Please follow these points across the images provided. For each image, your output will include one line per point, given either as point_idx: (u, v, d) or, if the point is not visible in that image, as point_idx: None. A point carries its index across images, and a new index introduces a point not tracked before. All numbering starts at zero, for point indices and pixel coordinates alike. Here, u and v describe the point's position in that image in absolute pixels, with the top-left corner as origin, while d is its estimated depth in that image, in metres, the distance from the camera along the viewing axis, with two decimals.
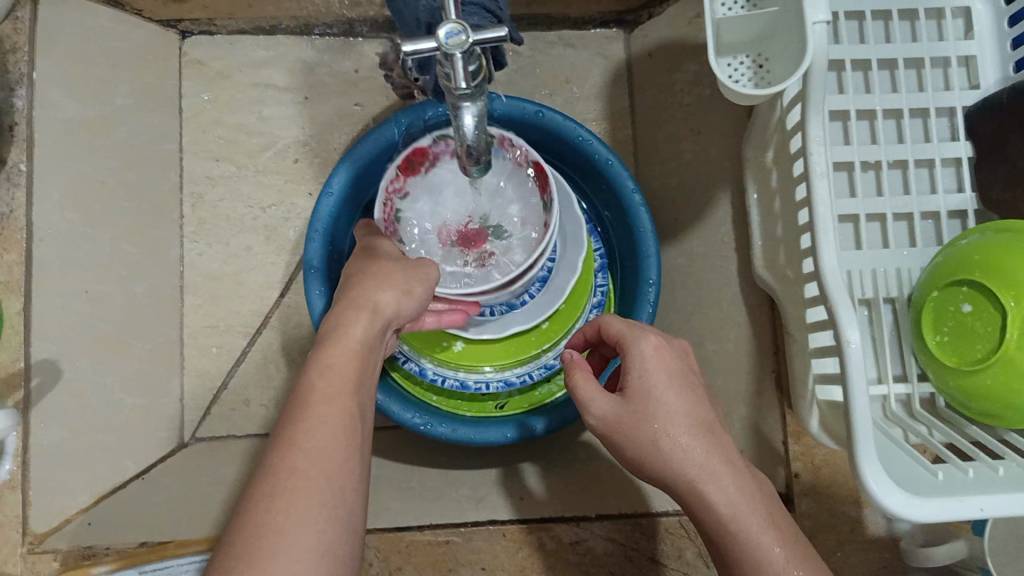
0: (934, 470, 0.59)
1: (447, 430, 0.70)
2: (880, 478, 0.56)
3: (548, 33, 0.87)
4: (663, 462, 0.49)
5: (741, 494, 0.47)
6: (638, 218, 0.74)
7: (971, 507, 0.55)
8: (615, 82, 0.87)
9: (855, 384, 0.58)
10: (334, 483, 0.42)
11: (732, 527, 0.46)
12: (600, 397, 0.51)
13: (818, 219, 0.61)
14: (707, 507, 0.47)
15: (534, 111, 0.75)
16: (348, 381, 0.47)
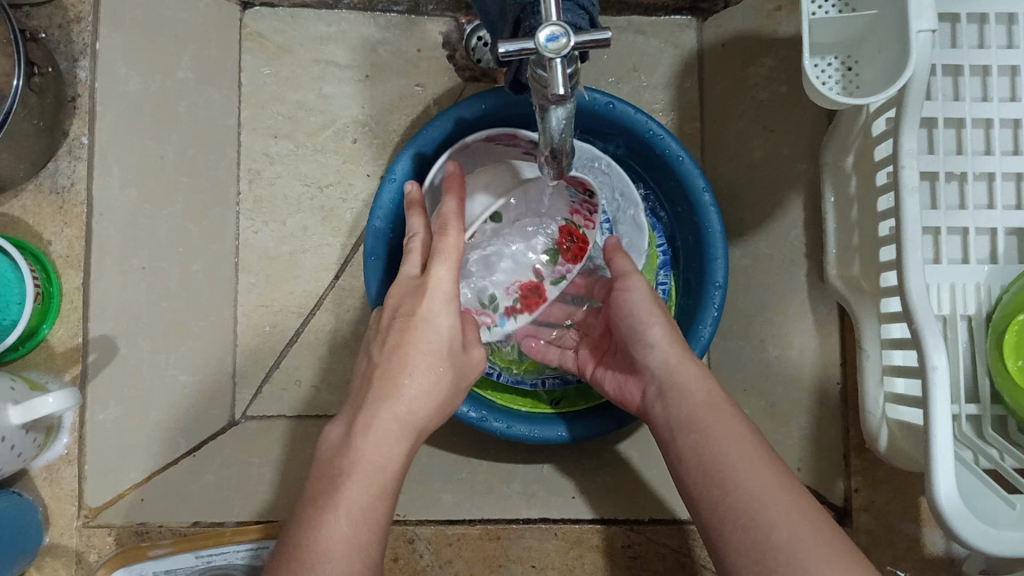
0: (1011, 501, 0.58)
1: (500, 425, 0.68)
2: (960, 509, 0.53)
3: (618, 19, 0.84)
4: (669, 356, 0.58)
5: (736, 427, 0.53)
6: (707, 219, 0.72)
7: None
8: (685, 73, 0.84)
9: (933, 411, 0.55)
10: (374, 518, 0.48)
11: (704, 408, 0.54)
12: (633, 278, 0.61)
13: (906, 235, 0.58)
14: (683, 385, 0.56)
15: (603, 103, 0.72)
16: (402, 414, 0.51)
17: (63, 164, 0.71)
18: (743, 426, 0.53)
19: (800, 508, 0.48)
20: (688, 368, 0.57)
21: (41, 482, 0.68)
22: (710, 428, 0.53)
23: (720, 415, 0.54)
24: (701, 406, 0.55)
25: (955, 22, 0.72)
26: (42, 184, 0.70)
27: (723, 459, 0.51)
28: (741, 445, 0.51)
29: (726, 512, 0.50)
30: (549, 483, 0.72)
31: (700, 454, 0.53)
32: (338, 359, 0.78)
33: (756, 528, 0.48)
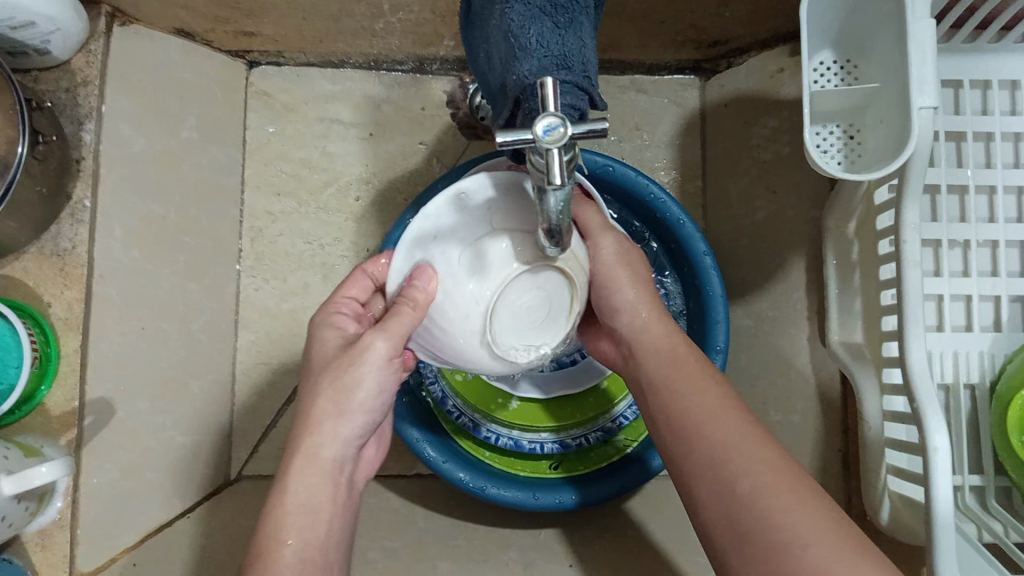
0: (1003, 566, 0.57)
1: (505, 493, 0.68)
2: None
3: (621, 77, 0.85)
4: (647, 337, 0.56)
5: (717, 411, 0.50)
6: (709, 282, 0.71)
7: None
8: (688, 132, 0.84)
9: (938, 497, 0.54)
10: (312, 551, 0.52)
11: (669, 362, 0.54)
12: (605, 238, 0.58)
13: (910, 312, 0.58)
14: (651, 344, 0.56)
15: (601, 165, 0.72)
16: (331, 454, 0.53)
17: (65, 228, 0.69)
18: (704, 379, 0.52)
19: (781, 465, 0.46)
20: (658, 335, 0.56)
21: (34, 547, 0.66)
22: (680, 382, 0.52)
23: (684, 369, 0.53)
24: (674, 372, 0.53)
25: (959, 88, 0.71)
26: (44, 247, 0.69)
27: (695, 417, 0.50)
28: (708, 399, 0.51)
29: (701, 466, 0.48)
30: (545, 549, 0.72)
31: (669, 409, 0.52)
32: None
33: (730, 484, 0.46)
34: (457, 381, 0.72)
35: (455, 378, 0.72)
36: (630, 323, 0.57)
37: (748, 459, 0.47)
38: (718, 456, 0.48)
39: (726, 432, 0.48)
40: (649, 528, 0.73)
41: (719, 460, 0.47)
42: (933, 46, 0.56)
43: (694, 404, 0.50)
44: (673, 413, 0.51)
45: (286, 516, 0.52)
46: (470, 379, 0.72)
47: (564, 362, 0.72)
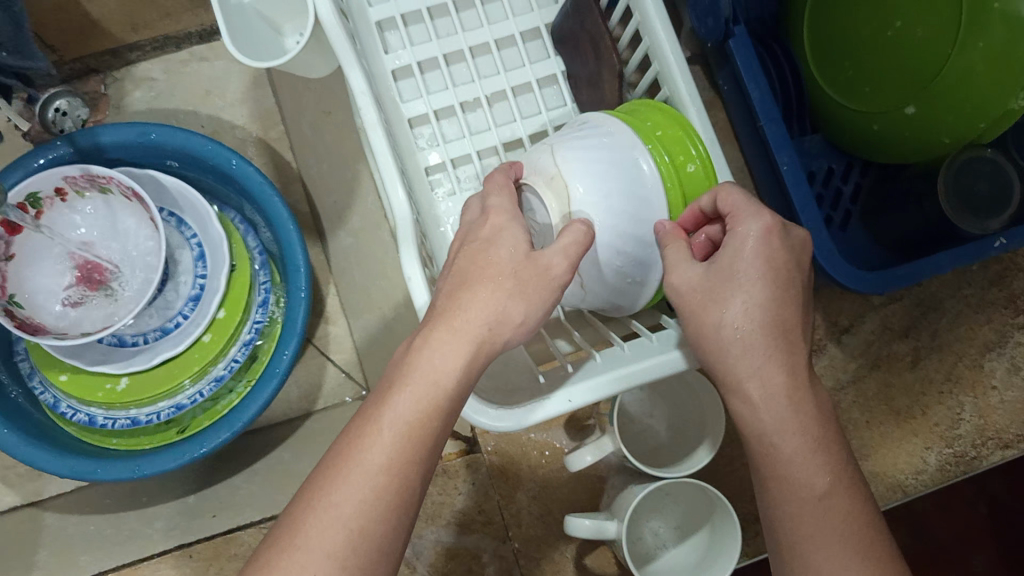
0: (570, 367, 0.56)
1: (112, 471, 0.69)
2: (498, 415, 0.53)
3: (180, 53, 0.87)
4: (761, 431, 0.48)
5: (818, 498, 0.46)
6: (275, 210, 0.74)
7: (561, 399, 0.53)
8: (256, 84, 0.87)
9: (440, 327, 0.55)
10: (392, 481, 0.42)
11: (789, 428, 0.47)
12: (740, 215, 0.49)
13: (383, 170, 0.61)
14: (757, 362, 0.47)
15: (134, 137, 0.75)
16: (436, 411, 0.44)
17: None
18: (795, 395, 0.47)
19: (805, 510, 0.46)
20: (760, 337, 0.47)
21: None
22: (735, 368, 0.48)
23: (753, 361, 0.47)
24: (802, 441, 0.47)
25: None
26: None
27: (771, 445, 0.47)
28: (782, 422, 0.47)
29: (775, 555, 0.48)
30: (188, 512, 0.77)
31: (772, 504, 0.48)
32: None
33: (803, 520, 0.46)
34: (64, 382, 0.74)
35: (59, 380, 0.74)
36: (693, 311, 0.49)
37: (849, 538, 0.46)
38: (825, 543, 0.46)
39: (840, 511, 0.46)
40: None
41: (816, 541, 0.46)
42: None
43: (825, 457, 0.47)
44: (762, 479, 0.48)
45: (331, 511, 0.41)
46: (74, 379, 0.74)
47: (193, 294, 0.76)
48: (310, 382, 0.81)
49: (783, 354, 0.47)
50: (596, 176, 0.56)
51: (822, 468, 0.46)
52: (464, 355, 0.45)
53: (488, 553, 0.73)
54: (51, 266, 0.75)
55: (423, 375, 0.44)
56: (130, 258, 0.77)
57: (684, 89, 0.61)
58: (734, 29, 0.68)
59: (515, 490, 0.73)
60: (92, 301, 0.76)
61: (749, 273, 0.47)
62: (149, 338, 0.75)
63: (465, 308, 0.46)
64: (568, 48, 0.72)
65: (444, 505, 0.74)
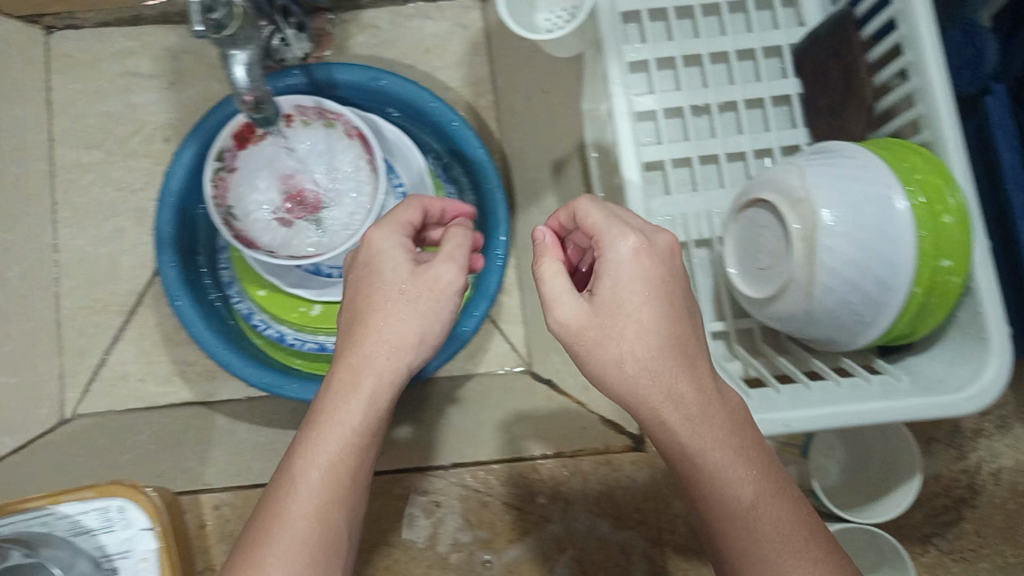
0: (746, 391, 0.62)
1: (300, 390, 0.71)
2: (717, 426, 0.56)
3: (407, 6, 0.90)
4: (660, 416, 0.48)
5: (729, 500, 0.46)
6: (487, 177, 0.77)
7: (779, 421, 0.58)
8: (475, 51, 0.89)
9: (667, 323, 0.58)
10: (312, 525, 0.46)
11: (700, 441, 0.47)
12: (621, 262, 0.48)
13: (624, 158, 0.62)
14: (682, 381, 0.47)
15: (370, 80, 0.77)
16: (348, 444, 0.48)
17: None
18: (724, 425, 0.47)
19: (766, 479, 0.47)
20: (658, 360, 0.47)
21: None
22: (650, 396, 0.48)
23: (666, 381, 0.47)
24: (720, 454, 0.47)
25: None
26: None
27: (698, 454, 0.47)
28: (726, 455, 0.47)
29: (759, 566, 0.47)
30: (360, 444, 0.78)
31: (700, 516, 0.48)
32: (163, 353, 0.83)
33: (727, 502, 0.46)
34: (261, 296, 0.79)
35: (258, 293, 0.79)
36: (598, 356, 0.48)
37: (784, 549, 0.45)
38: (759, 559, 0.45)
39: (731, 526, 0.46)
40: None
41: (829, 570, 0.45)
42: None
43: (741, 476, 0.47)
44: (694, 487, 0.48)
45: (283, 539, 0.46)
46: (272, 295, 0.79)
47: None
48: (478, 345, 0.85)
49: (684, 367, 0.47)
50: (839, 202, 0.57)
51: (745, 474, 0.47)
52: (386, 389, 0.50)
53: (635, 552, 0.74)
54: (263, 187, 0.78)
55: (366, 372, 0.49)
56: (338, 184, 0.78)
57: (949, 135, 0.60)
58: (994, 85, 0.67)
59: (671, 495, 0.75)
60: (297, 227, 0.78)
61: (633, 297, 0.47)
62: (344, 272, 0.79)
63: (374, 333, 0.50)
64: (812, 76, 0.72)
65: (602, 492, 0.76)
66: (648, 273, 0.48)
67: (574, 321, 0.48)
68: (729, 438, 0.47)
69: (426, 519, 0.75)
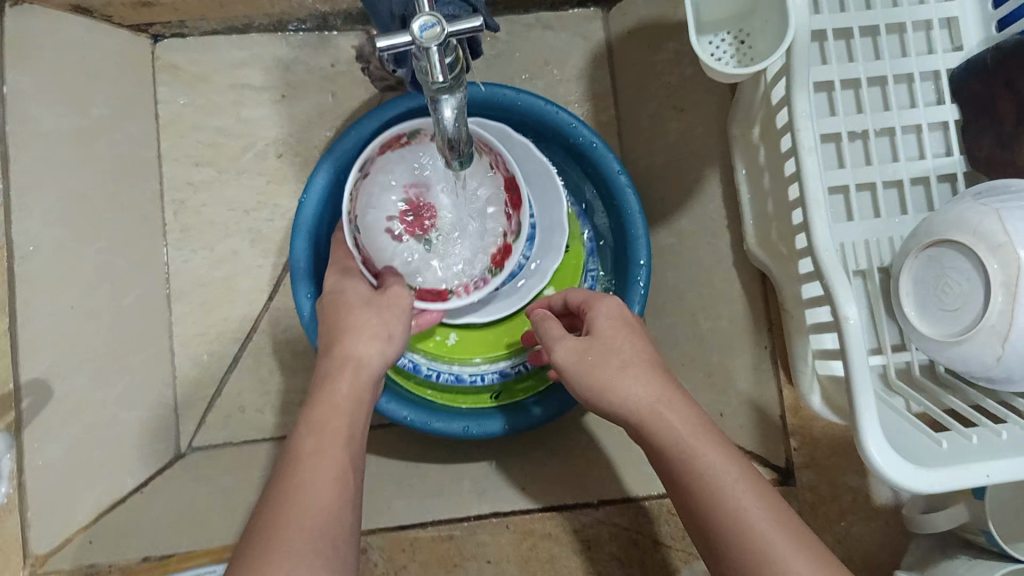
0: (941, 441, 0.55)
1: (445, 426, 0.68)
2: (902, 472, 0.51)
3: (526, 16, 0.86)
4: (660, 423, 0.47)
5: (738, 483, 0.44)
6: (626, 200, 0.72)
7: (981, 474, 0.51)
8: (596, 64, 0.85)
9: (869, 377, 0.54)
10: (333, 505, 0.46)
11: (687, 440, 0.46)
12: (615, 322, 0.53)
13: (809, 194, 0.58)
14: (627, 382, 0.49)
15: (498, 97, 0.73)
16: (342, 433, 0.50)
17: None
18: (690, 407, 0.48)
19: (750, 489, 0.44)
20: (655, 380, 0.49)
21: None
22: (625, 389, 0.49)
23: (637, 376, 0.49)
24: (709, 441, 0.46)
25: None
26: None
27: (680, 447, 0.46)
28: (688, 432, 0.46)
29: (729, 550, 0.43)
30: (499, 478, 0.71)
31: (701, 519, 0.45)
32: (279, 381, 0.78)
33: (699, 489, 0.45)
34: None
35: None
36: (584, 380, 0.51)
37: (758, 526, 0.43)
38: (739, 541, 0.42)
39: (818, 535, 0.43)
40: (598, 445, 0.72)
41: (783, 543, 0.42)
42: None
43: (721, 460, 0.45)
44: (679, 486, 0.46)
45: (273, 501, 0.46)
46: None
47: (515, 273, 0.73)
48: None
49: (654, 376, 0.49)
50: None
51: (723, 459, 0.45)
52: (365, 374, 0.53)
53: None
54: (385, 190, 0.67)
55: (351, 364, 0.53)
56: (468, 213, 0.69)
57: None
58: None
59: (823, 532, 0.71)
60: (408, 245, 0.67)
61: (621, 346, 0.51)
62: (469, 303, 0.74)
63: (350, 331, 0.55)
64: (974, 102, 0.69)
65: None
66: (612, 315, 0.53)
67: (571, 359, 0.52)
68: (686, 425, 0.47)
69: (581, 560, 0.68)
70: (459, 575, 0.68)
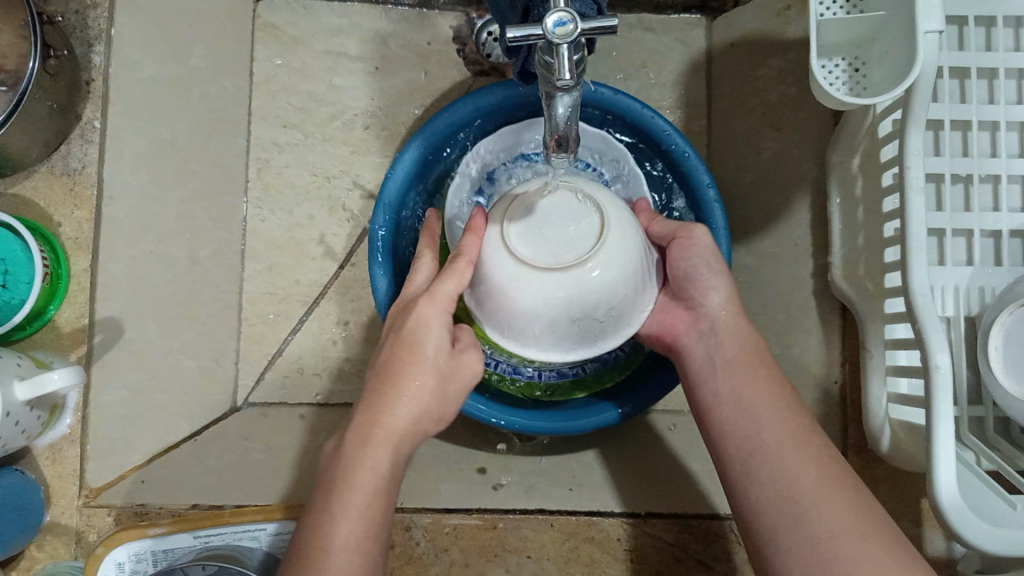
0: (1011, 503, 0.56)
1: (493, 417, 0.68)
2: (971, 522, 0.52)
3: (628, 16, 0.85)
4: (744, 391, 0.54)
5: (807, 464, 0.49)
6: (711, 215, 0.71)
7: None
8: (693, 73, 0.84)
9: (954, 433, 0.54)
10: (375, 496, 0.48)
11: (770, 414, 0.52)
12: (707, 258, 0.59)
13: (912, 237, 0.57)
14: (730, 337, 0.57)
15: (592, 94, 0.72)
16: (409, 423, 0.51)
17: (75, 148, 0.72)
18: (781, 386, 0.54)
19: (795, 419, 0.52)
20: (742, 343, 0.57)
21: (44, 460, 0.68)
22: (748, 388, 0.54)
23: (736, 341, 0.57)
24: (786, 420, 0.52)
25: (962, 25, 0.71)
26: (54, 166, 0.72)
27: (757, 416, 0.53)
28: (773, 410, 0.53)
29: (776, 514, 0.48)
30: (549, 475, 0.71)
31: (771, 478, 0.50)
32: (341, 349, 0.79)
33: (753, 404, 0.53)
34: None
35: None
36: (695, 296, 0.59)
37: (821, 502, 0.47)
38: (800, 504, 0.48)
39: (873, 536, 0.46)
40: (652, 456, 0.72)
41: (838, 522, 0.46)
42: None
43: (807, 449, 0.50)
44: (751, 451, 0.52)
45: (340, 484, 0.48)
46: None
47: None
48: None
49: (757, 355, 0.56)
50: None
51: (796, 439, 0.51)
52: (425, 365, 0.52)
53: None
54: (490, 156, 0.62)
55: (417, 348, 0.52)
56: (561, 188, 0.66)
57: None
58: None
59: None
60: None
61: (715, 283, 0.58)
62: None
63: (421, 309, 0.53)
64: None
65: None
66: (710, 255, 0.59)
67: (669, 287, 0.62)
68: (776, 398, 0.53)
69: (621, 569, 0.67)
70: (497, 566, 0.68)
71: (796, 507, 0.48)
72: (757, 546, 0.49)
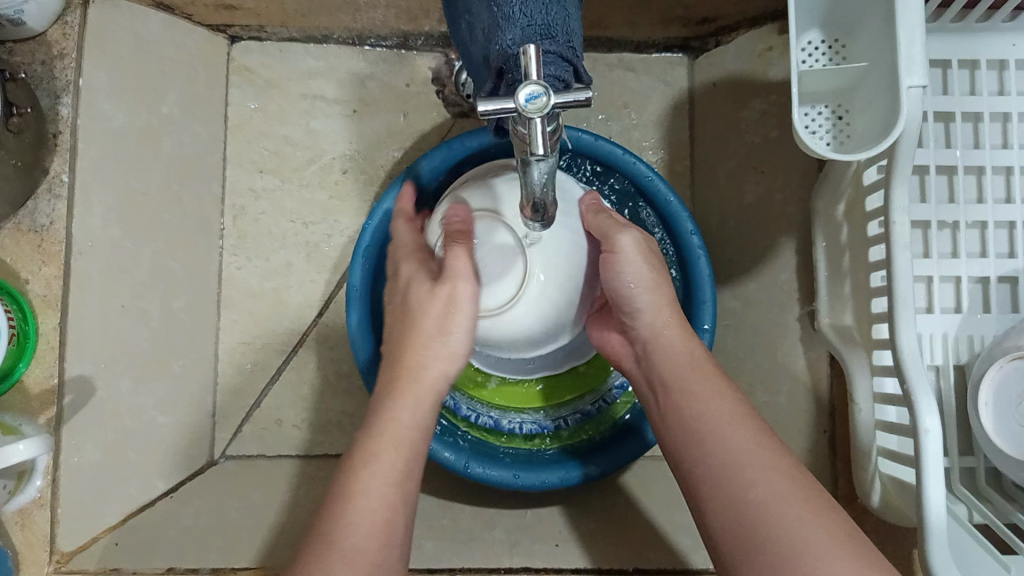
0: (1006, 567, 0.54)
1: (483, 474, 0.67)
2: None
3: (609, 55, 0.84)
4: (684, 398, 0.51)
5: (763, 477, 0.46)
6: (697, 263, 0.70)
7: None
8: (675, 112, 0.83)
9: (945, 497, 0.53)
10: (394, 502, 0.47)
11: (720, 423, 0.49)
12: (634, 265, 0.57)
13: (898, 293, 0.56)
14: (668, 345, 0.55)
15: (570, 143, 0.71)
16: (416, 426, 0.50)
17: (43, 203, 0.66)
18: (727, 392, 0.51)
19: (751, 428, 0.48)
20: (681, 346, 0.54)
21: (12, 526, 0.63)
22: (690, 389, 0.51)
23: (672, 343, 0.55)
24: (733, 425, 0.49)
25: (946, 68, 0.70)
26: (21, 222, 0.66)
27: (704, 424, 0.49)
28: (720, 417, 0.49)
29: (729, 527, 0.46)
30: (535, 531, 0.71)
31: (720, 492, 0.47)
32: (321, 399, 0.79)
33: (692, 409, 0.50)
34: None
35: None
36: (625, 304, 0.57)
37: (778, 518, 0.44)
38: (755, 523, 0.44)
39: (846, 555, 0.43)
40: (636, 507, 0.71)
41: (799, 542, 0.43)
42: (922, 21, 0.56)
43: (762, 460, 0.47)
44: (700, 465, 0.49)
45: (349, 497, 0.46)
46: None
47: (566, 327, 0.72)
48: None
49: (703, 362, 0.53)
50: None
51: (749, 449, 0.47)
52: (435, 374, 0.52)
53: None
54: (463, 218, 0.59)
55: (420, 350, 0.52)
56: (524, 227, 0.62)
57: None
58: None
59: None
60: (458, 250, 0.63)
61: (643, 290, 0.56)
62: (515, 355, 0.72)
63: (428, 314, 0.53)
64: None
65: None
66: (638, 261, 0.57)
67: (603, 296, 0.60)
68: (724, 408, 0.50)
69: None
70: None
71: (754, 529, 0.44)
72: (725, 568, 0.46)
